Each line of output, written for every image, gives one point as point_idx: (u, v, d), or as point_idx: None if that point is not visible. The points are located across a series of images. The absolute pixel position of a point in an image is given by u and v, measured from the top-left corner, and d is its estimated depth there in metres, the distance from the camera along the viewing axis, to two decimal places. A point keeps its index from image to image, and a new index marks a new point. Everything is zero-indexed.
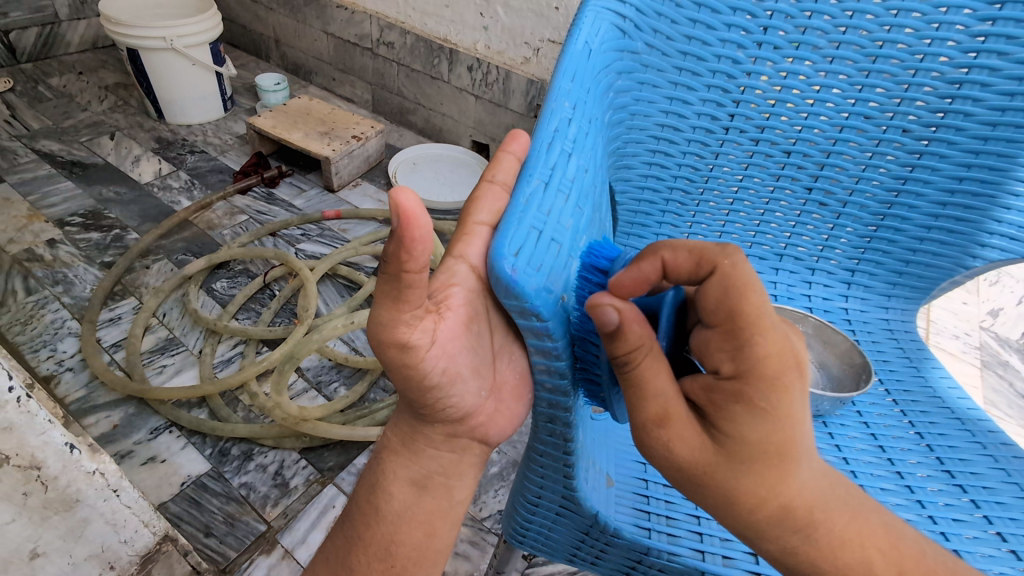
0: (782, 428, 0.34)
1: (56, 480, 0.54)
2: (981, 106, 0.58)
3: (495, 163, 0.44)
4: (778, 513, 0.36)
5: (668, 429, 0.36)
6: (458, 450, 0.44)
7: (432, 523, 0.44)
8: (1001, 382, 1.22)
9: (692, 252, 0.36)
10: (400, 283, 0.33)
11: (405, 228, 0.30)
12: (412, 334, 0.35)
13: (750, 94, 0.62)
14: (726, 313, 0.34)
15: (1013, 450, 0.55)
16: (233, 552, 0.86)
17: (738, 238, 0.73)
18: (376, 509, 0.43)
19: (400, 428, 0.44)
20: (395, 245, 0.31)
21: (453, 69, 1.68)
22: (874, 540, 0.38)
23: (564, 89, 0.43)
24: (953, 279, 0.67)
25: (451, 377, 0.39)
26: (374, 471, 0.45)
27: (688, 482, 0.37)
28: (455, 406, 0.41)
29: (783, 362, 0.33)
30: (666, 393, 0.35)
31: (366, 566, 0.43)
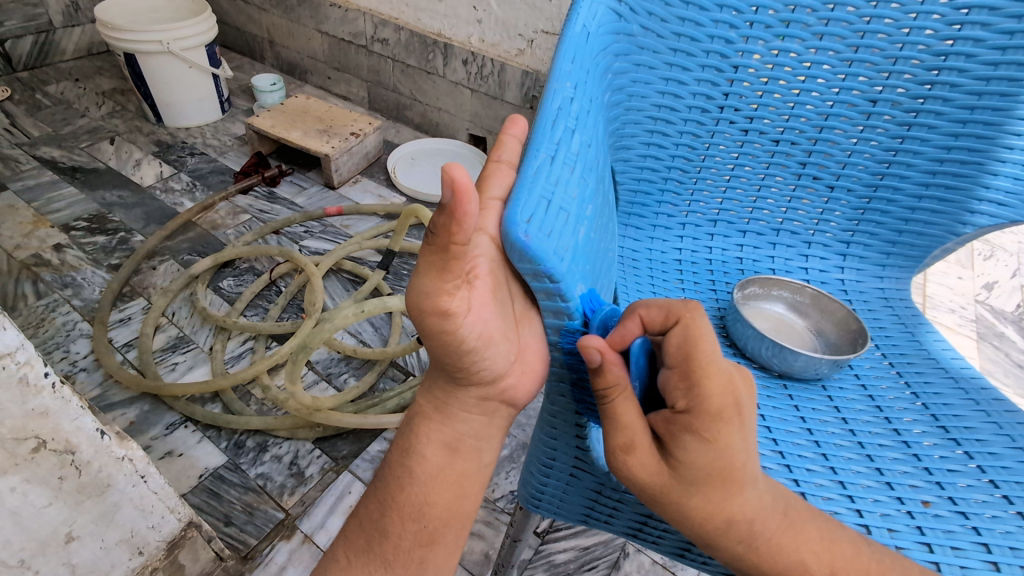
0: (724, 456, 0.38)
1: (89, 465, 0.56)
2: (967, 76, 0.60)
3: (498, 143, 0.45)
4: (722, 526, 0.40)
5: (632, 456, 0.39)
6: (488, 413, 0.46)
7: (462, 484, 0.46)
8: (997, 353, 1.25)
9: (662, 307, 0.42)
10: (447, 255, 0.36)
11: (460, 202, 0.33)
12: (452, 301, 0.38)
13: (743, 73, 0.65)
14: (682, 356, 0.39)
15: (1005, 405, 0.58)
16: (254, 539, 0.88)
17: (736, 215, 0.75)
18: (409, 471, 0.46)
19: (433, 394, 0.46)
20: (446, 218, 0.34)
21: (448, 63, 1.69)
22: (810, 542, 0.42)
23: (565, 70, 0.45)
24: (945, 246, 0.69)
25: (485, 341, 0.41)
26: (407, 436, 0.47)
27: (648, 500, 0.41)
28: (488, 369, 0.43)
29: (726, 399, 0.37)
30: (632, 427, 0.39)
31: (400, 528, 0.46)
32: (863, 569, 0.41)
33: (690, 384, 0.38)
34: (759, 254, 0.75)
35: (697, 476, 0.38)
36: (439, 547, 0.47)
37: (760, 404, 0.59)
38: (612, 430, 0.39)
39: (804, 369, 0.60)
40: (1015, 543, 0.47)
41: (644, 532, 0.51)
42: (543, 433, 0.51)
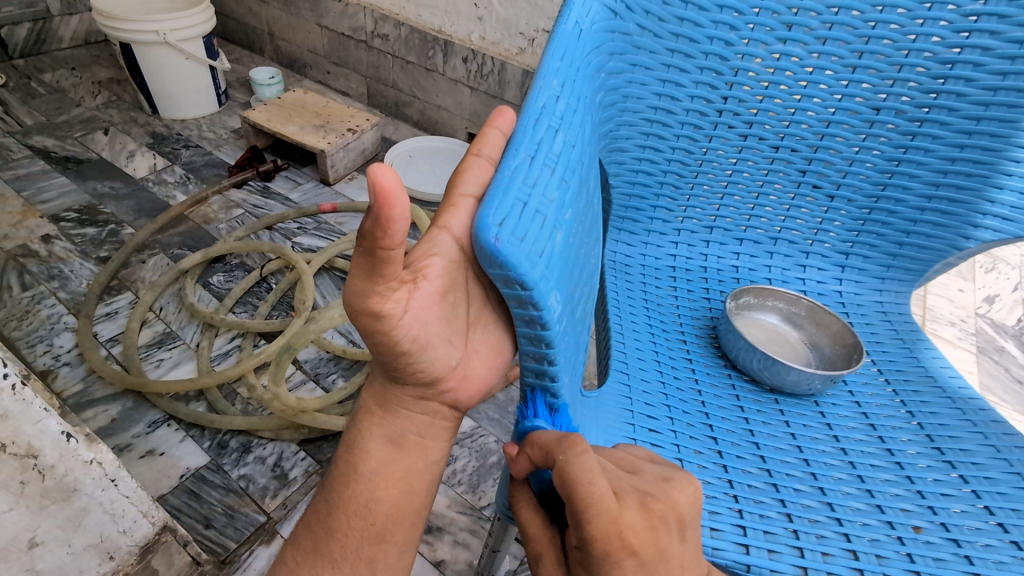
0: None
1: (53, 469, 0.55)
2: (974, 86, 0.58)
3: (482, 137, 0.44)
4: None
5: (539, 569, 0.39)
6: (430, 414, 0.44)
7: (408, 480, 0.44)
8: (997, 368, 1.23)
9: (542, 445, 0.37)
10: (376, 258, 0.33)
11: (383, 206, 0.30)
12: (387, 304, 0.35)
13: (743, 76, 0.63)
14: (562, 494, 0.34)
15: (1004, 427, 0.56)
16: (233, 543, 0.86)
17: (732, 223, 0.73)
18: (353, 467, 0.44)
19: (375, 387, 0.44)
20: (372, 222, 0.31)
21: (448, 60, 1.67)
22: None
23: (553, 67, 0.43)
24: (947, 261, 0.67)
25: (422, 345, 0.39)
26: (352, 432, 0.45)
27: None
28: (426, 371, 0.41)
29: (608, 540, 0.33)
30: (539, 537, 0.39)
31: (346, 525, 0.43)
32: None
33: (575, 519, 0.33)
34: (755, 263, 0.73)
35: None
36: (388, 546, 0.44)
37: (748, 416, 0.57)
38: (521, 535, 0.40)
39: (797, 383, 0.58)
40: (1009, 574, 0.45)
41: None
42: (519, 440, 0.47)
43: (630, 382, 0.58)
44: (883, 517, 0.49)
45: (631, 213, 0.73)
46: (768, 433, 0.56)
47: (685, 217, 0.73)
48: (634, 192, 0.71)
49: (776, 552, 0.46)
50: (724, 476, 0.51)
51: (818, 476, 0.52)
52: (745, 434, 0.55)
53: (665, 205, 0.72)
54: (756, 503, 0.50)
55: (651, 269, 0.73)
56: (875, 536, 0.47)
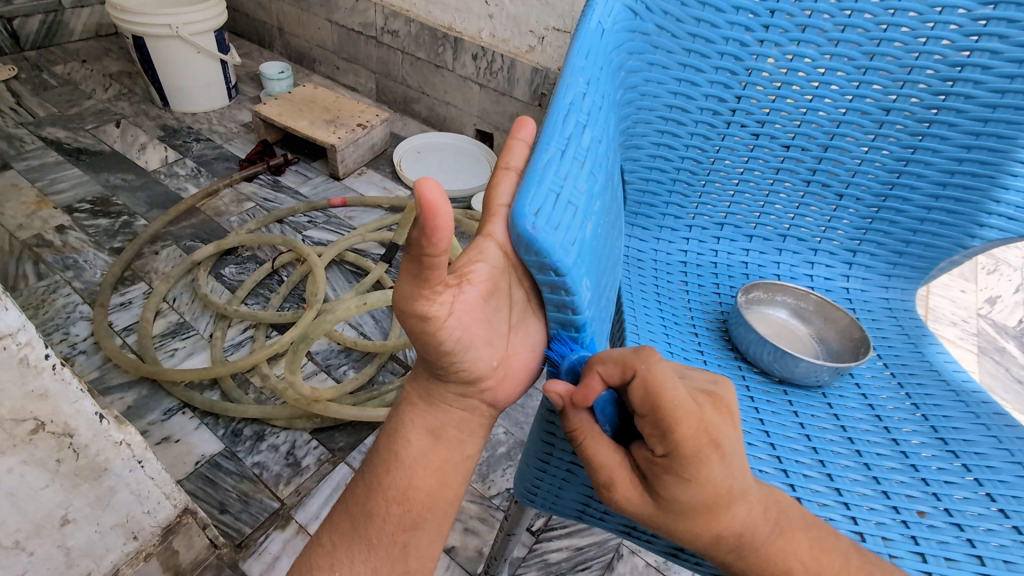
0: (709, 490, 0.36)
1: (87, 448, 0.56)
2: (982, 88, 0.60)
3: (507, 149, 0.45)
4: (733, 542, 0.40)
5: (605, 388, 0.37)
6: (468, 409, 0.46)
7: (445, 471, 0.46)
8: (998, 367, 1.24)
9: (617, 362, 0.37)
10: (421, 264, 0.35)
11: (429, 217, 0.32)
12: (434, 307, 0.37)
13: (756, 76, 0.64)
14: (648, 406, 0.35)
15: (1005, 419, 0.57)
16: (248, 528, 0.88)
17: (743, 220, 0.75)
18: (395, 456, 0.45)
19: (417, 381, 0.46)
20: (418, 231, 0.33)
21: (458, 57, 1.69)
22: (798, 548, 0.41)
23: (578, 66, 0.45)
24: (953, 258, 0.69)
25: (465, 345, 0.41)
26: (394, 421, 0.47)
27: (641, 526, 0.40)
28: (468, 370, 0.43)
29: (698, 441, 0.35)
30: (612, 352, 0.38)
31: (385, 511, 0.45)
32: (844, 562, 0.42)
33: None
34: (765, 259, 0.75)
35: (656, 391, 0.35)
36: (422, 533, 0.46)
37: (759, 407, 0.59)
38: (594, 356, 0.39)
39: (806, 375, 0.60)
40: (1010, 557, 0.46)
41: (640, 529, 0.50)
42: None
43: None
44: (888, 503, 0.50)
45: (644, 208, 0.75)
46: (777, 423, 0.57)
47: (696, 214, 0.75)
48: (648, 188, 0.73)
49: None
50: None
51: (824, 463, 0.53)
52: (756, 423, 0.57)
53: (678, 201, 0.74)
54: None
55: (663, 264, 0.74)
56: (881, 520, 0.49)
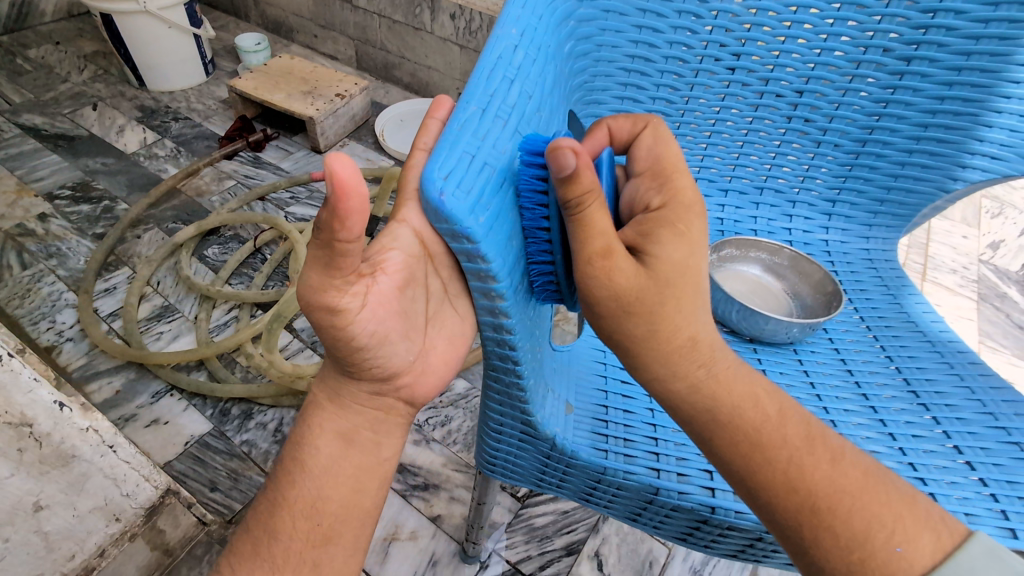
0: (692, 254, 0.39)
1: (50, 437, 0.58)
2: (964, 18, 0.55)
3: (424, 128, 0.45)
4: (687, 345, 0.39)
5: (612, 261, 0.35)
6: (384, 409, 0.45)
7: (358, 478, 0.44)
8: (998, 314, 1.20)
9: (629, 120, 0.46)
10: (332, 251, 0.32)
11: (339, 198, 0.29)
12: (344, 298, 0.35)
13: (723, 19, 0.60)
14: (651, 161, 0.44)
15: (980, 368, 0.55)
16: (238, 504, 0.90)
17: (717, 174, 0.71)
18: (302, 465, 0.43)
19: (327, 383, 0.44)
20: (328, 214, 0.30)
21: (435, 18, 1.62)
22: (761, 384, 0.41)
23: (511, 16, 0.41)
24: (936, 204, 0.65)
25: (380, 340, 0.39)
26: (301, 428, 0.45)
27: (616, 314, 0.37)
28: (382, 366, 0.41)
29: (691, 198, 0.42)
30: (609, 231, 0.36)
31: (291, 525, 0.43)
32: (806, 421, 0.40)
33: (662, 183, 0.42)
34: (741, 214, 0.72)
35: (677, 381, 0.40)
36: (335, 548, 0.44)
37: None
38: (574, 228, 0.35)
39: (775, 332, 0.57)
40: (972, 510, 0.45)
41: (595, 495, 0.50)
42: (488, 400, 0.46)
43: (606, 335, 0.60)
44: None
45: None
46: None
47: None
48: None
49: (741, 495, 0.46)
50: None
51: None
52: None
53: None
54: None
55: None
56: None
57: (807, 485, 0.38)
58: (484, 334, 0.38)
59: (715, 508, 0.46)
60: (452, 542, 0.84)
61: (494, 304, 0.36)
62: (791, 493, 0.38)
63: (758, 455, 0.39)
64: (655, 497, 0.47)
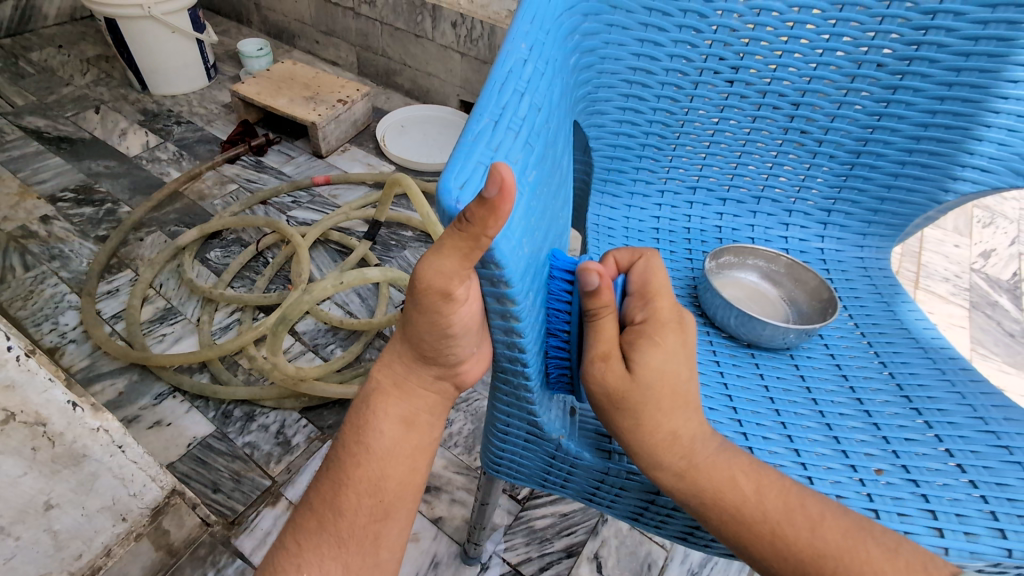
0: (671, 365, 0.42)
1: (62, 436, 0.59)
2: (955, 36, 0.57)
3: None
4: (667, 439, 0.42)
5: (608, 364, 0.41)
6: (442, 392, 0.47)
7: (416, 458, 0.46)
8: (989, 322, 1.23)
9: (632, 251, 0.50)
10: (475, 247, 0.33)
11: (504, 201, 0.30)
12: (460, 288, 0.37)
13: (722, 34, 0.62)
14: (640, 283, 0.46)
15: (970, 374, 0.57)
16: (240, 505, 0.91)
17: (716, 183, 0.73)
18: (365, 447, 0.45)
19: (392, 368, 0.45)
20: (485, 212, 0.31)
21: (437, 26, 1.64)
22: (738, 462, 0.44)
23: (521, 31, 0.43)
24: (928, 214, 0.67)
25: (467, 327, 0.41)
26: (362, 410, 0.46)
27: (607, 405, 0.42)
28: (455, 352, 0.43)
29: (673, 315, 0.45)
30: (608, 337, 0.42)
31: (356, 504, 0.45)
32: (784, 494, 0.43)
33: (648, 303, 0.45)
34: (739, 223, 0.74)
35: (661, 470, 0.43)
36: (392, 523, 0.46)
37: (724, 371, 0.58)
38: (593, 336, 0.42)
39: (772, 338, 0.59)
40: (961, 511, 0.46)
41: (598, 495, 0.52)
42: (495, 402, 0.48)
43: None
44: (846, 461, 0.50)
45: (614, 176, 0.74)
46: (742, 388, 0.57)
47: (668, 178, 0.74)
48: (616, 155, 0.71)
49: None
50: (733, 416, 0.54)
51: (786, 425, 0.54)
52: (719, 387, 0.57)
53: (648, 166, 0.73)
54: None
55: (635, 231, 0.73)
56: (837, 479, 0.49)
57: (793, 556, 0.41)
58: (495, 336, 0.39)
59: None
60: (453, 544, 0.85)
61: (503, 307, 0.37)
62: (782, 560, 0.41)
63: (747, 531, 0.42)
64: (655, 499, 0.49)
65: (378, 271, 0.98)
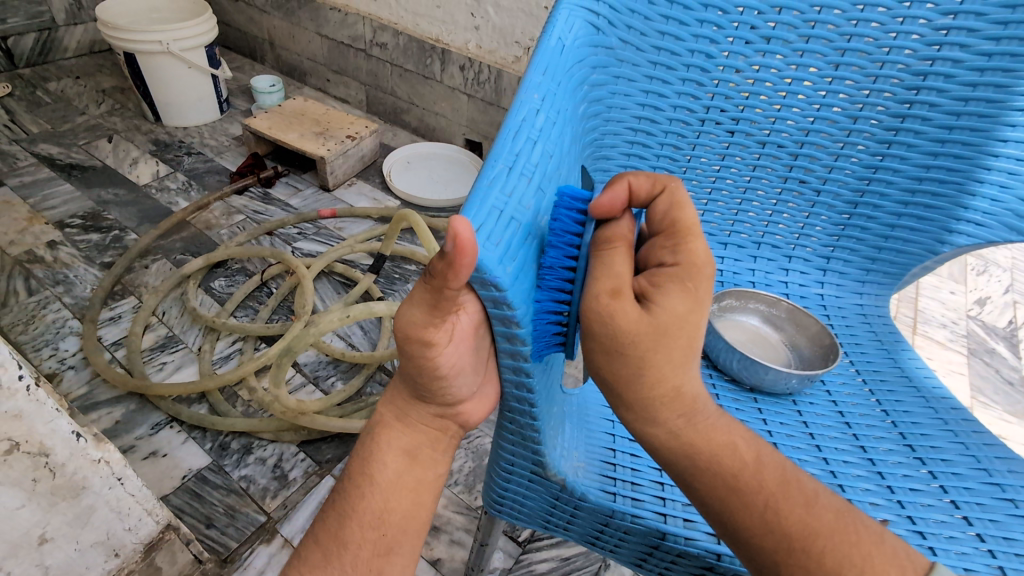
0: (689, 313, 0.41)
1: (63, 467, 0.58)
2: (946, 96, 0.60)
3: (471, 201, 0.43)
4: (670, 393, 0.42)
5: (619, 302, 0.38)
6: (443, 430, 0.46)
7: (418, 492, 0.45)
8: (988, 369, 1.24)
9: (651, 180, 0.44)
10: (441, 295, 0.34)
11: (457, 254, 0.32)
12: (437, 334, 0.37)
13: (723, 87, 0.65)
14: (668, 223, 0.44)
15: (973, 425, 0.58)
16: (234, 542, 0.89)
17: (717, 228, 0.76)
18: (370, 478, 0.44)
19: (394, 403, 0.46)
20: (444, 265, 0.33)
21: (446, 69, 1.70)
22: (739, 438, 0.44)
23: (533, 82, 0.46)
24: (925, 264, 0.69)
25: (456, 370, 0.41)
26: (366, 444, 0.46)
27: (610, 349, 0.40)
28: (452, 393, 0.43)
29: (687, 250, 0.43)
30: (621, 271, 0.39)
31: (359, 538, 0.44)
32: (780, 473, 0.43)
33: (677, 245, 0.43)
34: (740, 266, 0.76)
35: (663, 432, 0.42)
36: (395, 558, 0.45)
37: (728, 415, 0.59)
38: (600, 268, 0.38)
39: (775, 382, 0.60)
40: (970, 565, 0.46)
41: (602, 539, 0.52)
42: (501, 441, 0.48)
43: None
44: None
45: None
46: None
47: None
48: None
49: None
50: None
51: None
52: None
53: None
54: None
55: None
56: None
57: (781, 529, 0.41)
58: (505, 375, 0.40)
59: (720, 554, 0.48)
60: None
61: (516, 350, 0.38)
62: (775, 541, 0.41)
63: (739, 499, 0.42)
64: (661, 542, 0.49)
65: (383, 304, 0.98)
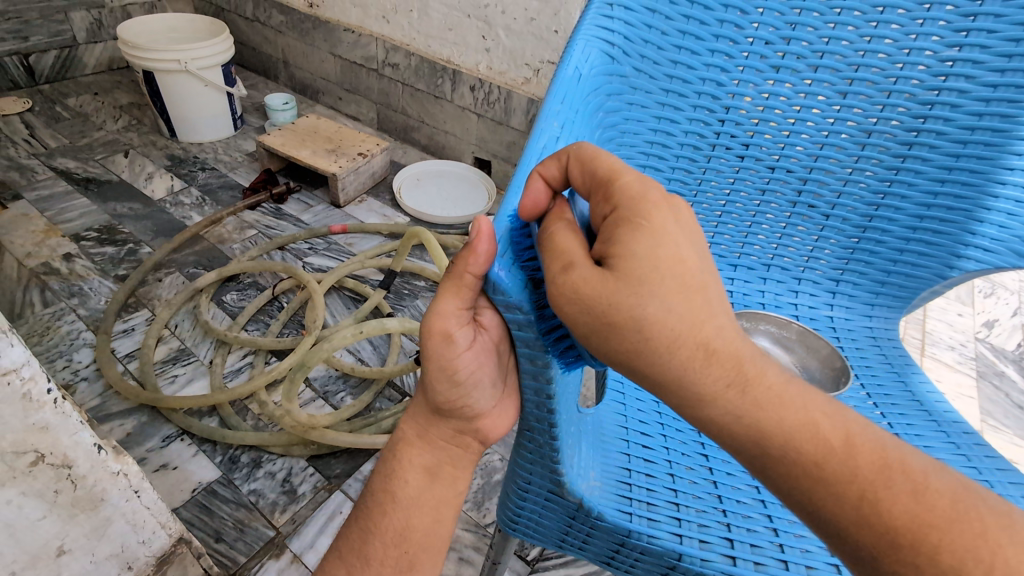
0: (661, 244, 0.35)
1: (84, 479, 0.59)
2: (952, 125, 0.62)
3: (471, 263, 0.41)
4: (699, 349, 0.34)
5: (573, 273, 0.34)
6: (463, 446, 0.46)
7: (439, 510, 0.46)
8: (998, 393, 1.24)
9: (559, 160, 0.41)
10: (462, 282, 0.38)
11: (478, 238, 0.37)
12: (460, 331, 0.40)
13: (733, 113, 0.67)
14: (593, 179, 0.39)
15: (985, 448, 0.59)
16: (243, 556, 0.89)
17: (726, 249, 0.77)
18: (391, 496, 0.46)
19: (416, 420, 0.46)
20: (467, 253, 0.38)
21: (456, 89, 1.74)
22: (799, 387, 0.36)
23: (552, 111, 0.48)
24: (934, 288, 0.71)
25: (475, 379, 0.42)
26: (388, 460, 0.47)
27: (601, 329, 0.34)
28: (471, 406, 0.43)
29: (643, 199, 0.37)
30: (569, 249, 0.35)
31: (382, 554, 0.45)
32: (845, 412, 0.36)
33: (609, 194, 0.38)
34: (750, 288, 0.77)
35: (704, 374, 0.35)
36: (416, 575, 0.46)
37: None
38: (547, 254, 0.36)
39: None
40: None
41: (617, 559, 0.52)
42: (518, 459, 0.49)
43: (625, 400, 0.63)
44: None
45: None
46: None
47: None
48: None
49: (759, 547, 0.50)
50: (752, 483, 0.56)
51: None
52: None
53: None
54: (745, 519, 0.53)
55: None
56: None
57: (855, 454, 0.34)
58: (525, 395, 0.41)
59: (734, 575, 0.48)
60: None
61: (537, 368, 0.39)
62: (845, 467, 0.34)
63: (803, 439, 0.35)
64: (678, 563, 0.49)
65: (396, 320, 1.00)
